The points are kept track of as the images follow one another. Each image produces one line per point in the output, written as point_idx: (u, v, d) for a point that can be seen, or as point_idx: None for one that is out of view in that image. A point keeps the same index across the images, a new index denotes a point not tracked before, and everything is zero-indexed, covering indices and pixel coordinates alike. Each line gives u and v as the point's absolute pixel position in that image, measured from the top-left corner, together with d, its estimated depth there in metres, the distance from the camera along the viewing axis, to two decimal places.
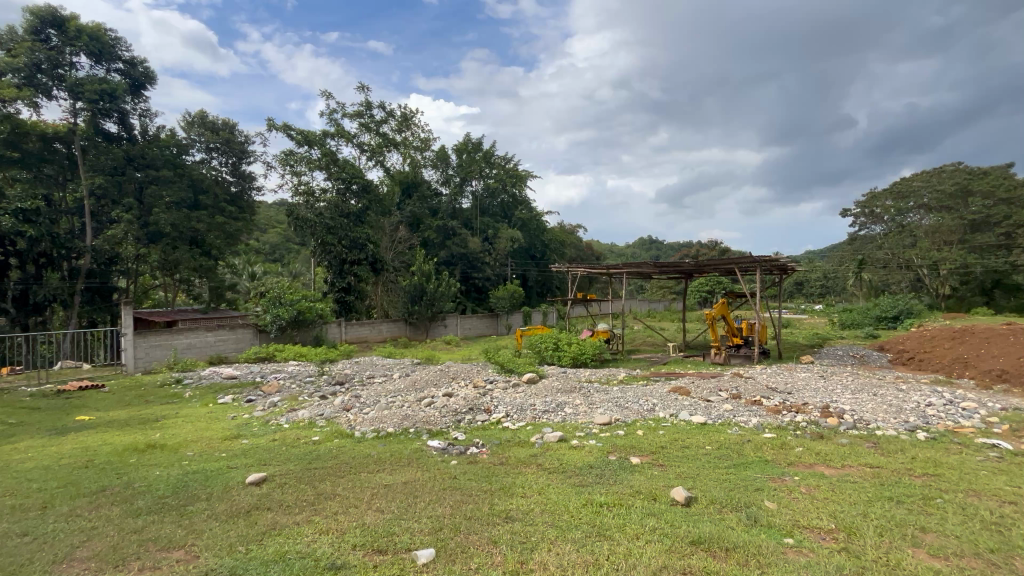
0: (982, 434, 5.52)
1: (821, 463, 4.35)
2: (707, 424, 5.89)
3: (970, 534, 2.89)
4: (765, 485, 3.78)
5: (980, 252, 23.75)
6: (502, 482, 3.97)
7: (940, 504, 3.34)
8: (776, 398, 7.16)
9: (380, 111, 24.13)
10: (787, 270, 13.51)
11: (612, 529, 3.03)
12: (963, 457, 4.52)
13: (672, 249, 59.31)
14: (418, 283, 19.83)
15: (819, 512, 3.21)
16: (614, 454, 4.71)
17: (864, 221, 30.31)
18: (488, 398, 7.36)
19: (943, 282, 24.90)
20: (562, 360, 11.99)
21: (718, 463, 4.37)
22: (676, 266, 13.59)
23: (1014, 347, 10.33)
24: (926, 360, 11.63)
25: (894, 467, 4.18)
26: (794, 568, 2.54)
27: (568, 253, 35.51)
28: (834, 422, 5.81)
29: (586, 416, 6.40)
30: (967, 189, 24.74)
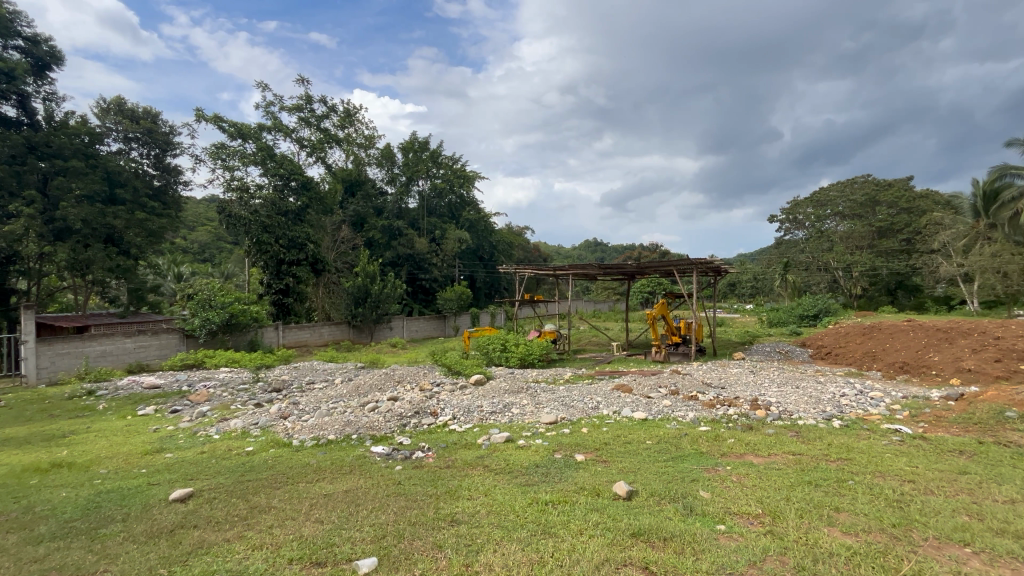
0: (886, 421, 6.12)
1: (750, 452, 4.65)
2: (647, 420, 6.13)
3: (877, 512, 3.18)
4: (701, 476, 3.98)
5: (885, 256, 26.36)
6: (448, 485, 3.93)
7: (851, 485, 3.66)
8: (711, 393, 7.56)
9: (321, 106, 23.24)
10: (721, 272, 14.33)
11: (556, 526, 3.07)
12: (871, 442, 4.99)
13: (616, 251, 61.28)
14: (362, 284, 19.25)
15: (748, 499, 3.42)
16: (560, 452, 4.79)
17: (788, 227, 32.63)
18: (435, 401, 7.26)
19: (856, 283, 27.35)
20: (509, 361, 12.06)
21: (657, 456, 4.56)
22: (620, 268, 14.02)
23: (913, 341, 11.54)
24: (841, 355, 12.72)
25: (813, 454, 4.53)
26: (725, 552, 2.68)
27: (516, 255, 35.82)
28: (762, 413, 6.23)
29: (533, 416, 6.46)
30: (875, 200, 27.62)
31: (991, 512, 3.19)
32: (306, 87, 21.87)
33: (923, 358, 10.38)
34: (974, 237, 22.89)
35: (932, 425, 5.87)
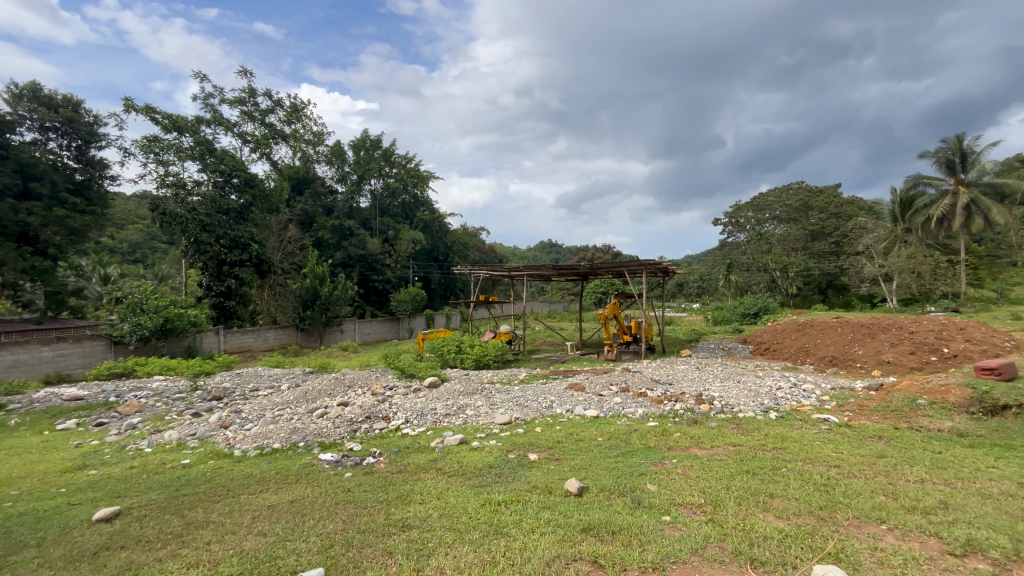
0: (817, 410, 6.58)
1: (694, 445, 4.87)
2: (599, 417, 6.28)
3: (806, 496, 3.42)
4: (649, 470, 4.12)
5: (817, 258, 28.31)
6: (400, 490, 3.86)
7: (784, 472, 3.92)
8: (659, 390, 7.85)
9: (266, 99, 22.24)
10: (668, 273, 14.88)
11: (509, 526, 3.09)
12: (803, 431, 5.36)
13: (570, 252, 62.33)
14: (311, 286, 18.55)
15: (692, 490, 3.58)
16: (513, 452, 4.82)
17: (731, 230, 34.24)
18: (387, 405, 7.11)
19: (791, 283, 29.20)
20: (464, 363, 11.98)
21: (608, 453, 4.68)
22: (573, 268, 14.29)
23: (841, 335, 12.47)
24: (778, 350, 13.53)
25: (751, 444, 4.80)
26: (669, 542, 2.79)
27: (472, 256, 35.69)
28: (706, 407, 6.53)
29: (487, 417, 6.46)
30: (808, 205, 29.61)
31: (904, 491, 3.50)
32: (249, 80, 20.84)
33: (849, 352, 11.22)
34: (893, 240, 25.09)
35: (855, 414, 6.37)
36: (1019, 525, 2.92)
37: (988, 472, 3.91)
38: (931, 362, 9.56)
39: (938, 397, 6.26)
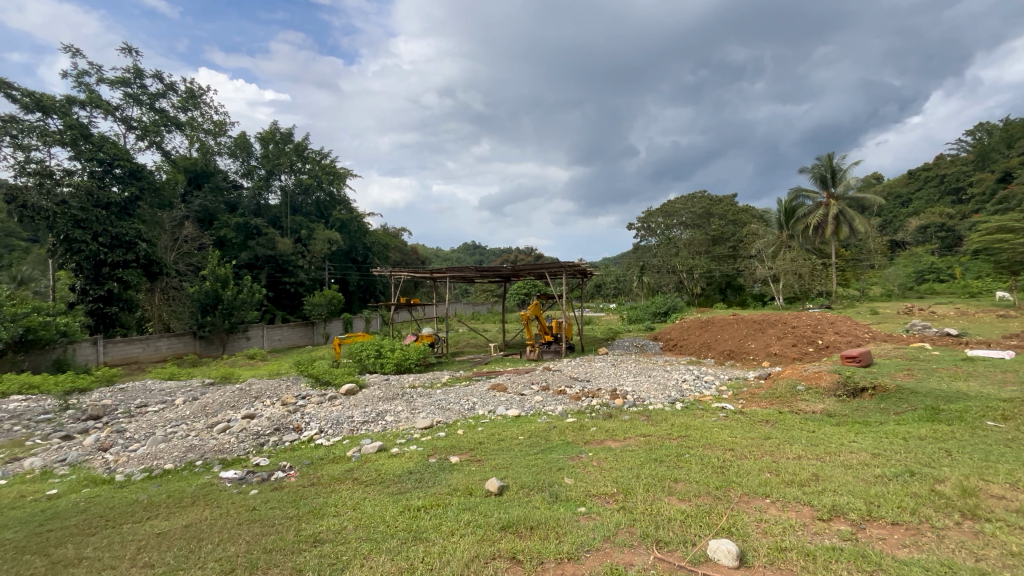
0: (716, 400, 7.23)
1: (609, 438, 5.13)
2: (520, 416, 6.39)
3: (705, 479, 3.74)
4: (567, 464, 4.28)
5: (718, 260, 31.07)
6: (311, 504, 3.65)
7: (686, 458, 4.26)
8: (577, 387, 8.16)
9: (156, 82, 20.00)
10: (587, 274, 15.50)
11: (428, 531, 3.05)
12: (704, 419, 5.86)
13: (494, 254, 62.95)
14: (212, 289, 16.92)
15: (606, 480, 3.77)
16: (434, 456, 4.76)
17: (643, 233, 35.39)
18: (299, 415, 6.71)
19: (696, 284, 31.81)
20: (384, 368, 11.58)
21: (528, 450, 4.79)
22: (495, 271, 14.35)
23: (737, 330, 13.81)
24: (685, 346, 14.67)
25: (659, 434, 5.15)
26: (584, 532, 2.91)
27: (393, 257, 34.72)
28: (620, 402, 6.90)
29: (407, 422, 6.31)
30: (709, 211, 31.96)
31: (784, 467, 3.95)
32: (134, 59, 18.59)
33: (744, 346, 12.42)
34: (778, 246, 28.20)
35: (747, 401, 7.08)
36: (872, 489, 3.41)
37: (849, 446, 4.53)
38: (809, 352, 10.87)
39: (813, 383, 7.14)
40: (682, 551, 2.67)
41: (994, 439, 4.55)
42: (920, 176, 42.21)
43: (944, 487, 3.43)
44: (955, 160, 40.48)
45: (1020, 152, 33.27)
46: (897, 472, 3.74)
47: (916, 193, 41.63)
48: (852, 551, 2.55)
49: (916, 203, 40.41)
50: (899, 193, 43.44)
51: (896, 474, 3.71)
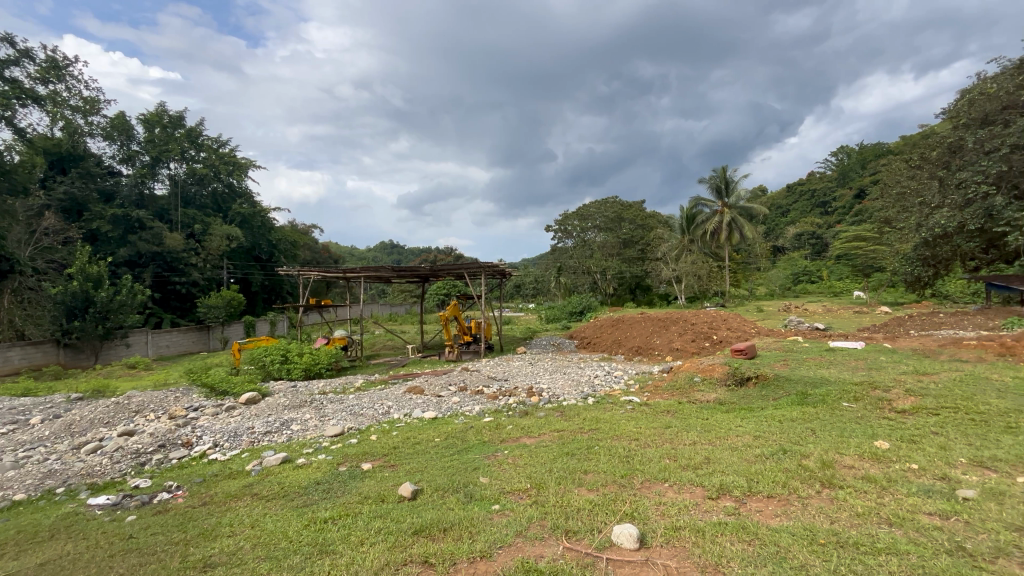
0: (624, 393, 7.70)
1: (525, 435, 5.25)
2: (437, 418, 6.31)
3: (612, 468, 3.96)
4: (481, 463, 4.31)
5: (628, 262, 33.04)
6: (201, 526, 3.32)
7: (596, 450, 4.48)
8: (494, 386, 8.24)
9: (5, 46, 17.07)
10: (505, 275, 15.65)
11: (335, 542, 2.91)
12: (614, 412, 6.23)
13: (413, 253, 61.60)
14: (81, 288, 14.66)
15: (519, 477, 3.85)
16: (345, 464, 4.56)
17: (561, 236, 36.29)
18: (189, 429, 6.07)
19: (609, 284, 33.54)
20: (291, 374, 10.86)
21: (444, 452, 4.75)
22: (413, 271, 14.02)
23: (644, 327, 14.78)
24: (598, 344, 15.39)
25: (571, 429, 5.37)
26: (497, 529, 2.95)
27: (302, 255, 32.66)
28: (536, 399, 7.08)
29: (316, 431, 5.98)
30: (620, 216, 33.82)
31: (681, 453, 4.30)
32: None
33: (650, 342, 13.33)
34: (681, 249, 30.56)
35: (652, 394, 7.62)
36: (753, 467, 3.83)
37: (735, 430, 5.06)
38: (705, 347, 11.94)
39: (707, 374, 7.87)
40: (589, 538, 2.80)
41: (847, 417, 5.33)
42: (797, 190, 48.08)
43: (808, 461, 3.95)
44: (823, 177, 46.69)
45: (871, 173, 39.19)
46: (774, 451, 4.23)
47: (793, 205, 47.31)
48: (734, 524, 2.85)
49: (793, 213, 45.93)
50: (780, 205, 49.17)
51: (773, 452, 4.20)
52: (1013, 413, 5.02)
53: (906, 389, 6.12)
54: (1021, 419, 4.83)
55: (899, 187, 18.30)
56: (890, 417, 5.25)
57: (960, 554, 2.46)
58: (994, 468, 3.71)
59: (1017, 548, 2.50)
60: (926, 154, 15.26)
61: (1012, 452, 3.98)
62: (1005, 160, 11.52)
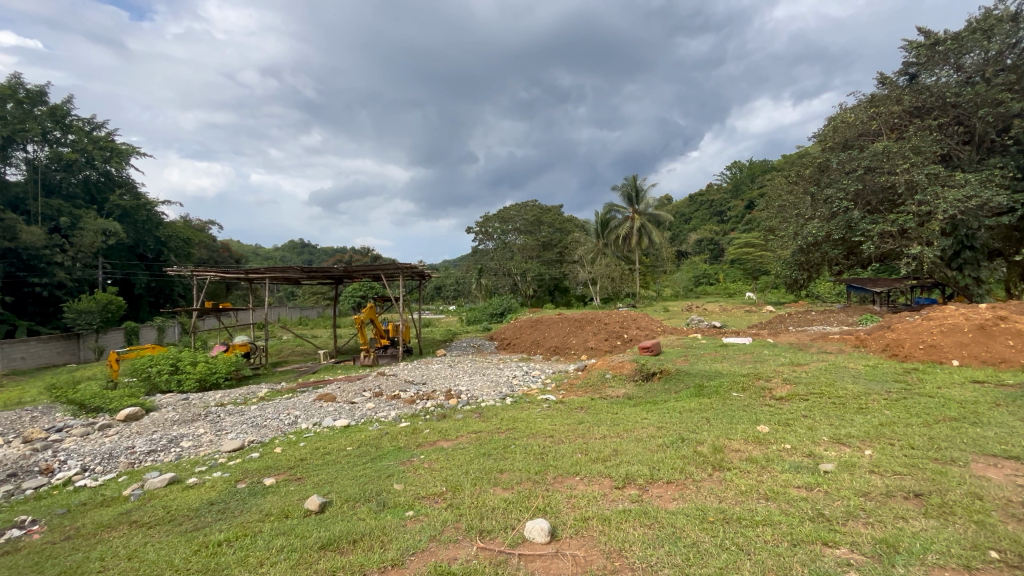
0: (541, 392, 7.91)
1: (442, 438, 5.20)
2: (350, 426, 6.05)
3: (527, 466, 4.06)
4: (397, 469, 4.20)
5: (547, 264, 33.97)
6: (64, 563, 2.89)
7: (512, 449, 4.55)
8: (411, 390, 8.06)
9: None
10: (425, 276, 15.36)
11: (231, 567, 2.67)
12: (531, 411, 6.38)
13: (326, 254, 58.53)
14: None
15: (435, 481, 3.81)
16: (245, 481, 4.21)
17: (481, 238, 36.33)
18: (50, 453, 5.24)
19: (529, 286, 34.23)
20: (183, 386, 9.80)
21: (357, 461, 4.56)
22: (326, 272, 13.29)
23: (561, 327, 15.25)
24: (517, 345, 15.63)
25: (488, 429, 5.41)
26: (410, 536, 2.89)
27: (197, 254, 29.60)
28: (454, 401, 7.06)
29: (211, 447, 5.46)
30: (539, 219, 34.71)
31: (591, 447, 4.51)
32: None
33: (567, 342, 13.81)
34: (596, 253, 32.01)
35: (567, 391, 7.91)
36: (655, 456, 4.13)
37: (641, 422, 5.41)
38: (617, 345, 12.64)
39: (618, 371, 8.34)
40: (502, 536, 2.85)
41: (736, 406, 5.93)
42: (698, 201, 52.52)
43: (702, 447, 4.34)
44: (720, 189, 51.46)
45: (758, 187, 43.89)
46: (673, 439, 4.59)
47: (695, 214, 51.59)
48: (637, 511, 3.04)
49: (695, 221, 50.09)
50: (683, 213, 53.35)
51: (672, 441, 4.55)
52: (864, 396, 5.89)
53: (784, 378, 6.95)
54: (869, 400, 5.69)
55: (780, 200, 20.69)
56: (770, 404, 5.93)
57: (820, 520, 2.84)
58: (848, 443, 4.33)
59: (863, 510, 2.93)
60: (801, 172, 17.38)
61: (861, 429, 4.68)
62: (860, 180, 13.47)
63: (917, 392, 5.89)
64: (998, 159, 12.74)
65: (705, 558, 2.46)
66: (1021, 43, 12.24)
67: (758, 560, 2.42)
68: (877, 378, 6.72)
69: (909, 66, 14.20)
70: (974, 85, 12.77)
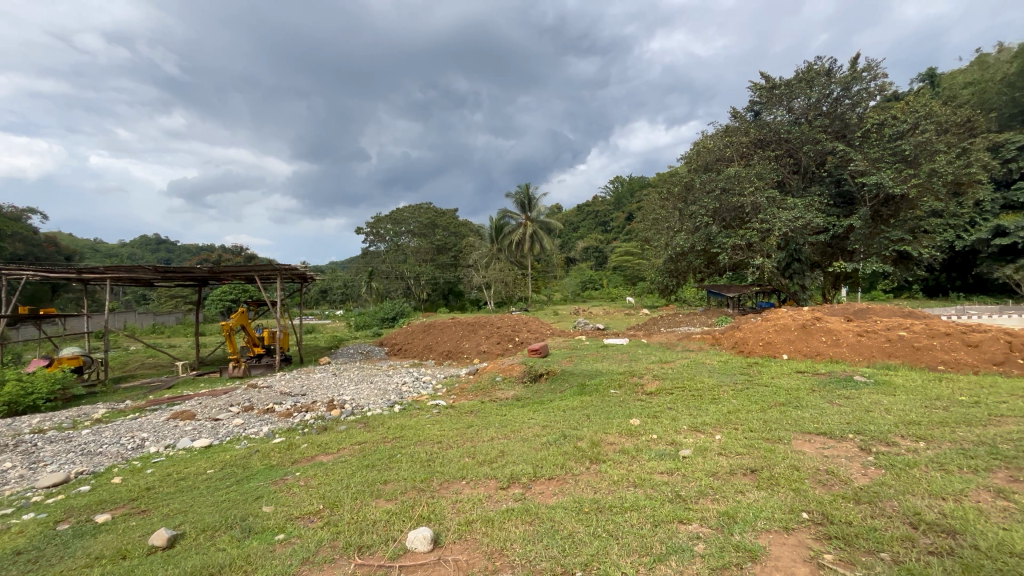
0: (431, 398, 7.79)
1: (321, 452, 4.86)
2: (212, 446, 5.39)
3: (412, 474, 3.97)
4: (268, 490, 3.83)
5: (442, 269, 33.65)
6: None
7: (398, 458, 4.42)
8: (288, 403, 7.42)
9: None
10: (307, 279, 14.26)
11: None
12: (420, 417, 6.25)
13: (187, 252, 51.55)
14: None
15: (311, 499, 3.54)
16: (68, 521, 3.53)
17: (372, 239, 34.72)
18: None
19: (423, 289, 33.62)
20: None
21: (219, 484, 4.07)
22: (186, 272, 11.70)
23: (454, 331, 15.18)
24: (409, 350, 15.22)
25: (374, 440, 5.19)
26: (278, 562, 2.66)
27: (8, 249, 24.09)
28: (337, 412, 6.64)
29: (21, 484, 4.48)
30: (434, 223, 34.24)
31: (479, 450, 4.56)
32: None
33: (459, 346, 13.80)
34: (490, 257, 32.42)
35: (457, 396, 7.88)
36: (539, 454, 4.30)
37: (527, 422, 5.59)
38: (509, 348, 12.97)
39: (507, 373, 8.53)
40: (383, 550, 2.75)
41: (613, 402, 6.40)
42: (584, 211, 56.10)
43: (582, 443, 4.62)
44: (604, 201, 55.53)
45: (636, 201, 48.23)
46: (556, 437, 4.82)
47: (582, 223, 54.97)
48: (520, 509, 3.13)
49: (582, 230, 53.39)
50: (572, 222, 56.57)
51: (555, 439, 4.78)
52: (716, 387, 6.75)
53: (654, 374, 7.68)
54: (721, 391, 6.54)
55: (654, 213, 22.93)
56: (642, 399, 6.52)
57: (677, 500, 3.19)
58: (702, 430, 4.93)
59: (711, 488, 3.35)
60: (670, 189, 19.40)
61: (713, 417, 5.35)
62: (718, 199, 15.44)
63: (756, 382, 6.91)
64: (817, 188, 15.49)
65: (579, 547, 2.62)
66: (833, 94, 15.05)
67: (624, 543, 2.64)
68: (727, 371, 7.75)
69: (754, 104, 16.62)
70: (800, 125, 15.42)
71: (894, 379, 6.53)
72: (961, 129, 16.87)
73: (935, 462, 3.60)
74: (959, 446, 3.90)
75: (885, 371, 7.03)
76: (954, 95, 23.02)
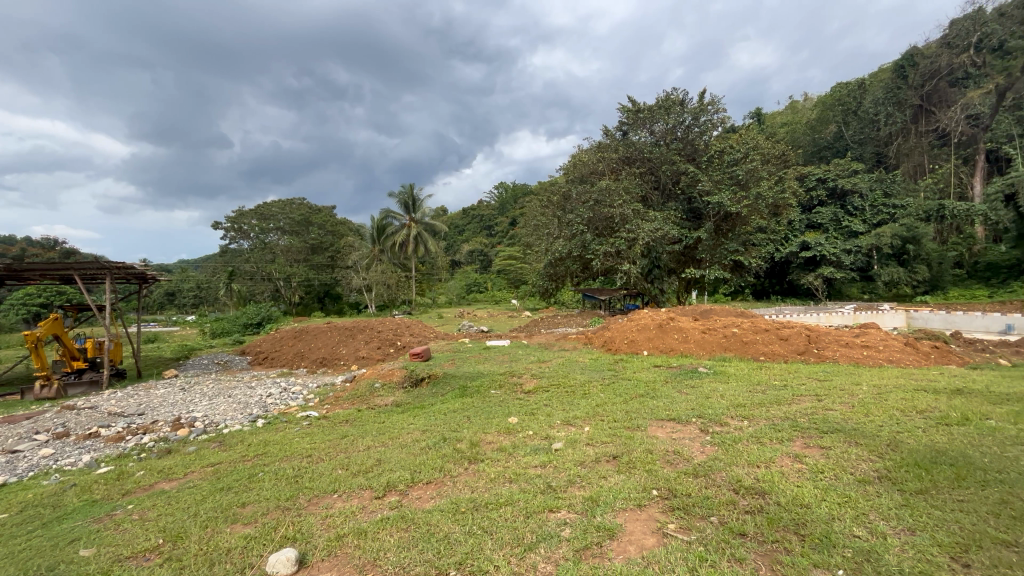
0: (302, 409, 7.21)
1: (163, 479, 4.22)
2: (7, 484, 4.36)
3: (276, 492, 3.65)
4: (88, 530, 3.22)
5: (317, 269, 31.34)
6: None
7: (259, 476, 4.02)
8: (119, 425, 6.30)
9: None
10: (148, 280, 12.27)
11: None
12: (287, 431, 5.75)
13: None
14: None
15: (147, 533, 3.07)
16: None
17: (234, 236, 31.12)
18: None
19: (294, 292, 31.01)
20: None
21: (16, 531, 3.31)
22: None
23: (329, 337, 14.20)
24: (276, 359, 13.88)
25: (231, 460, 4.64)
26: None
27: None
28: (184, 432, 5.80)
29: None
30: (307, 220, 31.82)
31: (353, 460, 4.34)
32: None
33: (335, 352, 12.96)
34: (371, 259, 31.05)
35: (332, 406, 7.40)
36: (417, 459, 4.24)
37: (406, 428, 5.46)
38: (390, 354, 12.53)
39: (387, 379, 8.24)
40: None
41: (492, 402, 6.58)
42: (470, 215, 56.65)
43: (461, 444, 4.65)
44: (490, 206, 56.73)
45: (519, 207, 50.09)
46: (436, 440, 4.79)
47: (467, 227, 55.45)
48: (395, 517, 3.06)
49: (467, 233, 53.79)
50: (457, 225, 56.77)
51: (434, 443, 4.74)
52: (586, 382, 7.32)
53: (531, 373, 8.07)
54: (590, 386, 7.10)
55: (535, 220, 24.01)
56: (521, 397, 6.80)
57: (547, 491, 3.39)
58: (573, 423, 5.30)
59: (579, 477, 3.62)
60: (549, 198, 20.50)
61: (584, 410, 5.77)
62: (591, 209, 16.73)
63: (620, 377, 7.63)
64: (672, 204, 17.59)
65: (453, 547, 2.65)
66: (685, 122, 17.21)
67: (498, 538, 2.73)
68: (596, 368, 8.41)
69: (622, 124, 18.30)
70: (659, 146, 17.36)
71: (727, 369, 7.69)
72: (778, 160, 20.46)
73: (754, 436, 4.33)
74: (771, 422, 4.73)
75: (721, 363, 8.25)
76: (773, 132, 27.94)
